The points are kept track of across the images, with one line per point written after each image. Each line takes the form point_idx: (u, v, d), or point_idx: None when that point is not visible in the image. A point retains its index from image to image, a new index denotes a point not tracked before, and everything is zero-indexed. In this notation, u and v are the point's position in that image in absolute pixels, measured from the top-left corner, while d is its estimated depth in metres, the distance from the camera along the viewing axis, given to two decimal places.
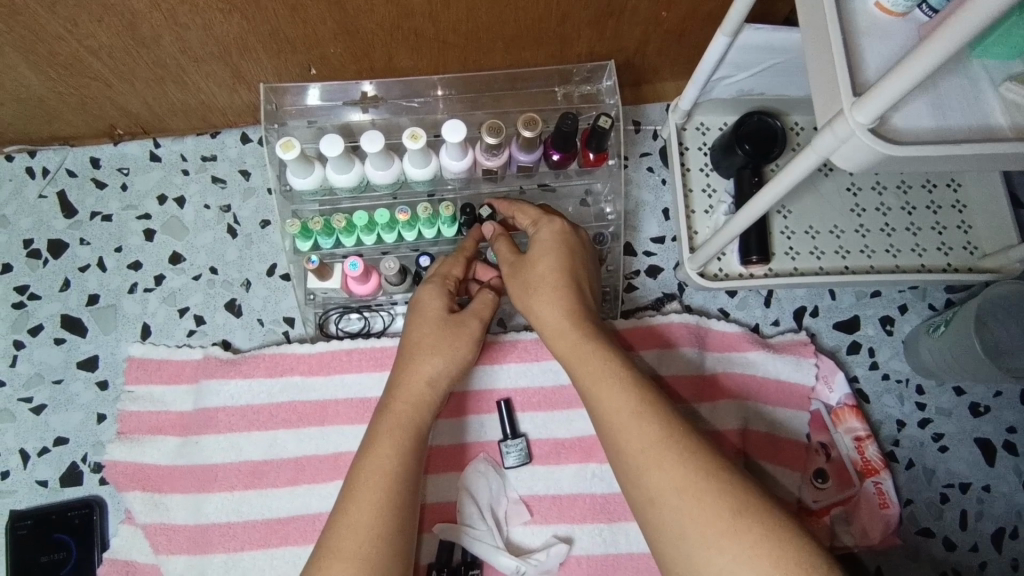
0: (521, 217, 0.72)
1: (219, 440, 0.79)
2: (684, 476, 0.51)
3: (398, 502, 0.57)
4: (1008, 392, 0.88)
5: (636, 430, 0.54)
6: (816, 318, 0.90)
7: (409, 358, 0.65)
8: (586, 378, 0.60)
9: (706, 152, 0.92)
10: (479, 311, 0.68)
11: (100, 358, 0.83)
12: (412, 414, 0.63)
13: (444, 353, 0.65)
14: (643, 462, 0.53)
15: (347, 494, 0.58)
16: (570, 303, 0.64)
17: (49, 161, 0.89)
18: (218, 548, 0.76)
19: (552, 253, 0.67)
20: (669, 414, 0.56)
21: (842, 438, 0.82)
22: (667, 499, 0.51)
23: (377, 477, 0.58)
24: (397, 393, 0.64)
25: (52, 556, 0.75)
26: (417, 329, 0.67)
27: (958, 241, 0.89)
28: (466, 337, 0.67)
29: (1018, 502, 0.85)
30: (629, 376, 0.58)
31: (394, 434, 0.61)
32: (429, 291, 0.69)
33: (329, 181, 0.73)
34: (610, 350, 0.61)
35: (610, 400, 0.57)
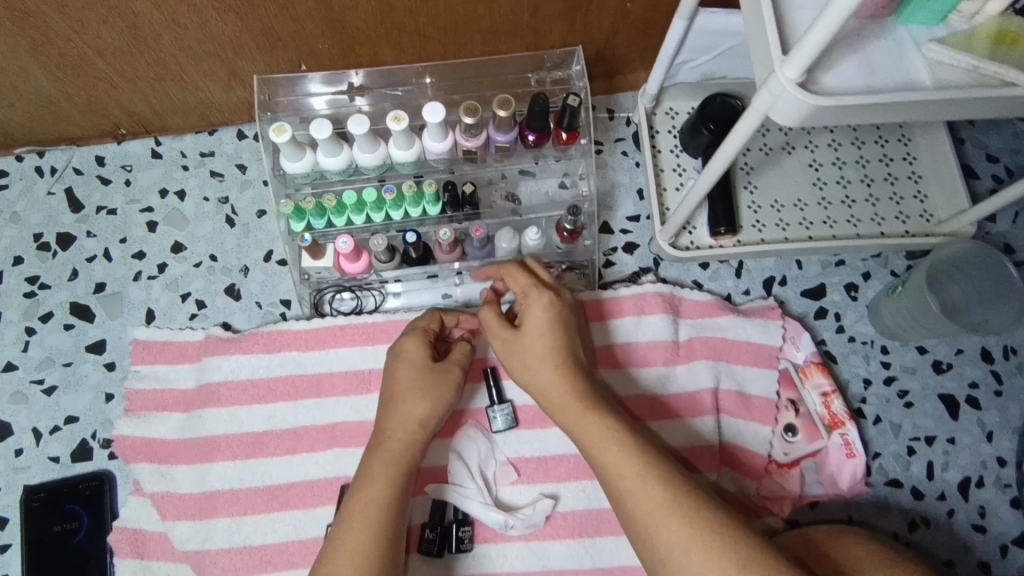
0: (512, 280, 0.78)
1: (222, 412, 0.84)
2: (691, 532, 0.58)
3: (389, 529, 0.64)
4: (969, 350, 0.93)
5: (641, 492, 0.62)
6: (785, 286, 0.95)
7: (401, 402, 0.73)
8: (594, 448, 0.67)
9: (675, 135, 0.97)
10: (458, 360, 0.77)
11: (107, 342, 0.88)
12: (403, 449, 0.70)
13: (430, 398, 0.73)
14: (653, 522, 0.60)
15: (342, 522, 0.64)
16: (568, 377, 0.71)
17: (57, 160, 0.94)
18: (223, 513, 0.80)
19: (546, 330, 0.73)
20: (666, 475, 0.63)
21: (810, 394, 0.87)
22: (679, 556, 0.58)
23: (371, 508, 0.64)
24: (392, 432, 0.71)
25: (65, 526, 0.79)
26: (407, 375, 0.74)
27: (915, 209, 0.95)
28: (449, 381, 0.75)
29: (981, 453, 0.89)
30: (632, 444, 0.66)
31: (387, 471, 0.68)
32: (412, 341, 0.76)
33: (320, 165, 0.78)
34: (614, 419, 0.68)
35: (617, 464, 0.65)
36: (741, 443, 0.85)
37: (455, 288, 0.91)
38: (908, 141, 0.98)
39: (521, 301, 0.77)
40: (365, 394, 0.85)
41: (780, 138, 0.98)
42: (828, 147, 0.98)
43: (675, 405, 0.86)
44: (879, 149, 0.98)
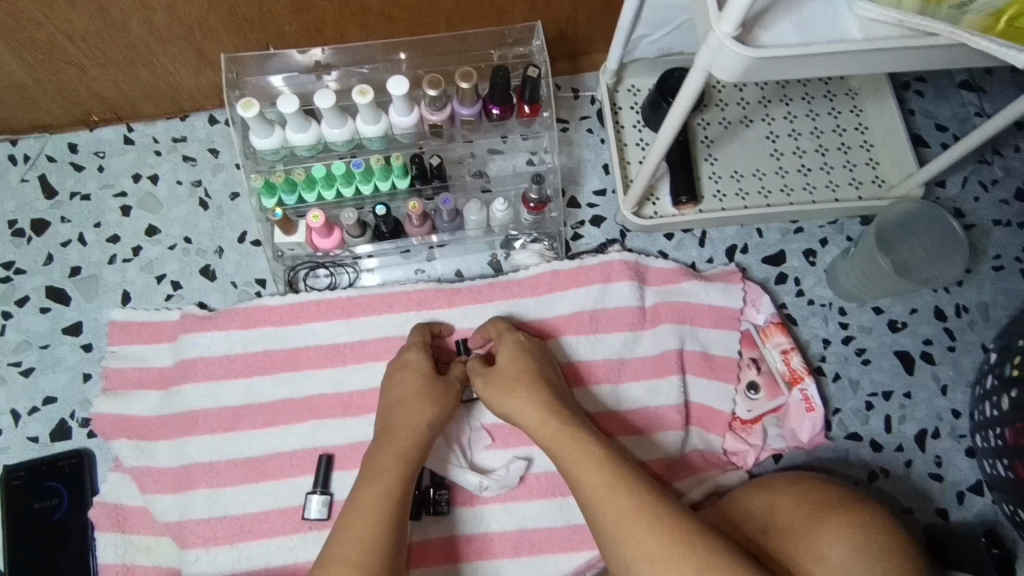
0: (491, 328, 0.85)
1: (199, 388, 0.85)
2: (652, 541, 0.63)
3: (387, 526, 0.68)
4: (923, 309, 0.98)
5: (607, 504, 0.66)
6: (746, 254, 0.99)
7: (405, 408, 0.78)
8: (566, 463, 0.71)
9: (638, 111, 1.01)
10: (457, 376, 0.82)
11: (84, 324, 0.89)
12: (408, 450, 0.74)
13: (430, 405, 0.78)
14: (618, 531, 0.65)
15: (346, 518, 0.68)
16: (543, 398, 0.76)
17: (30, 148, 0.95)
18: (201, 485, 0.82)
19: (521, 359, 0.80)
20: (637, 484, 0.67)
21: (771, 352, 0.90)
22: (640, 564, 0.63)
23: (372, 506, 0.69)
24: (399, 432, 0.75)
25: (46, 503, 0.81)
26: (412, 383, 0.80)
27: (868, 176, 0.99)
28: (448, 394, 0.80)
29: (937, 405, 0.93)
30: (605, 457, 0.70)
31: (392, 469, 0.72)
32: (415, 352, 0.83)
33: (289, 142, 0.80)
34: (587, 435, 0.72)
35: (587, 478, 0.69)
36: (705, 401, 0.88)
37: (425, 263, 0.95)
38: (860, 112, 1.02)
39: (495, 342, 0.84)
40: (341, 366, 0.87)
41: (738, 112, 1.02)
42: (784, 119, 1.02)
43: (644, 368, 0.88)
44: (833, 120, 1.02)
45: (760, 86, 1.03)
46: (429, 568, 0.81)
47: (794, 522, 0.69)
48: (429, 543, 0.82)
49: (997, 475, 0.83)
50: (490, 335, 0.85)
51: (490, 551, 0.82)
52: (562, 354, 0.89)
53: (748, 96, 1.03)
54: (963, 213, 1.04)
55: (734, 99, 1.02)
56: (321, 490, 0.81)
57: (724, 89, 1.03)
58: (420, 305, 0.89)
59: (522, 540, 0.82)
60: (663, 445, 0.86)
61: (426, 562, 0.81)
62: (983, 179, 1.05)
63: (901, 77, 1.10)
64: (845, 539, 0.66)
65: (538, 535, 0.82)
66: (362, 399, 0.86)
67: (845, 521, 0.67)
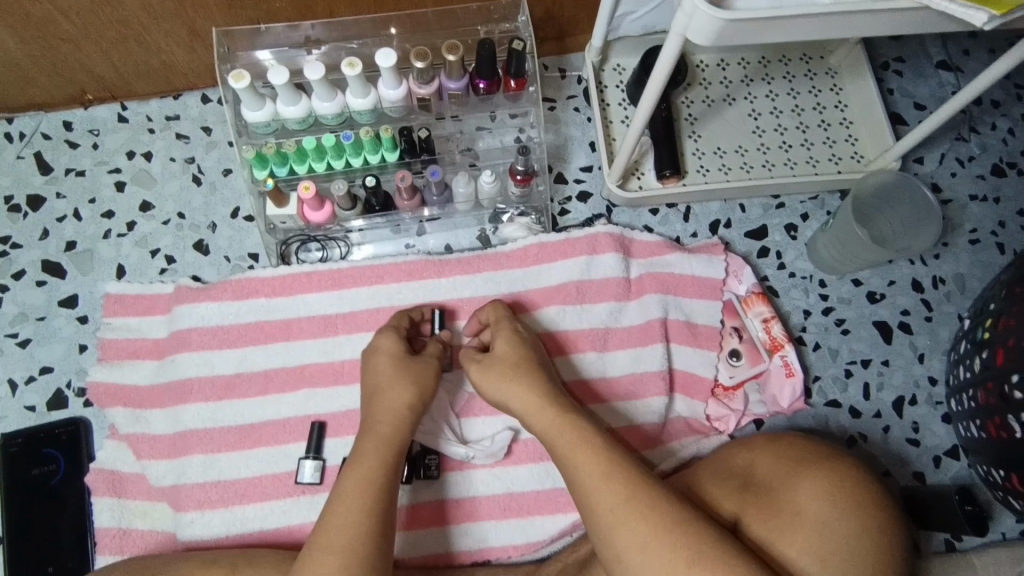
0: (488, 312, 0.85)
1: (193, 357, 0.87)
2: (646, 530, 0.63)
3: (372, 517, 0.67)
4: (901, 281, 1.00)
5: (603, 493, 0.66)
6: (730, 229, 1.01)
7: (385, 393, 0.77)
8: (564, 454, 0.70)
9: (623, 89, 1.03)
10: (433, 353, 0.83)
11: (80, 297, 0.91)
12: (392, 436, 0.74)
13: (409, 384, 0.77)
14: (613, 519, 0.65)
15: (331, 504, 0.68)
16: (537, 385, 0.76)
17: (26, 126, 0.97)
18: (196, 450, 0.83)
19: (515, 347, 0.80)
20: (630, 471, 0.67)
21: (753, 322, 0.93)
22: (634, 553, 0.63)
23: (358, 491, 0.68)
24: (378, 419, 0.75)
25: (43, 469, 0.83)
26: (397, 367, 0.79)
27: (847, 152, 1.01)
28: (426, 372, 0.80)
29: (914, 373, 0.96)
30: (600, 445, 0.70)
31: (378, 451, 0.72)
32: (386, 336, 0.82)
33: (280, 115, 0.82)
34: (588, 425, 0.72)
35: (584, 468, 0.68)
36: (688, 368, 0.90)
37: (416, 237, 0.97)
38: (840, 90, 1.05)
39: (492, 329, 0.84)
40: (333, 336, 0.89)
41: (721, 91, 1.04)
42: (766, 97, 1.04)
43: (629, 337, 0.91)
44: (813, 98, 1.04)
45: (742, 66, 1.06)
46: (420, 531, 0.83)
47: (772, 479, 0.69)
48: (421, 507, 0.84)
49: (972, 436, 0.85)
50: (485, 320, 0.85)
51: (480, 514, 0.84)
52: (548, 324, 0.91)
53: (731, 75, 1.05)
54: (940, 188, 1.07)
55: (717, 79, 1.05)
56: (314, 456, 0.83)
57: (707, 68, 1.05)
58: (410, 277, 0.91)
59: (511, 503, 0.84)
60: (648, 412, 0.88)
61: (418, 525, 0.84)
62: (960, 155, 1.08)
63: (880, 58, 1.13)
64: (823, 493, 0.66)
65: (527, 498, 0.84)
66: (353, 367, 0.88)
67: (820, 475, 0.67)
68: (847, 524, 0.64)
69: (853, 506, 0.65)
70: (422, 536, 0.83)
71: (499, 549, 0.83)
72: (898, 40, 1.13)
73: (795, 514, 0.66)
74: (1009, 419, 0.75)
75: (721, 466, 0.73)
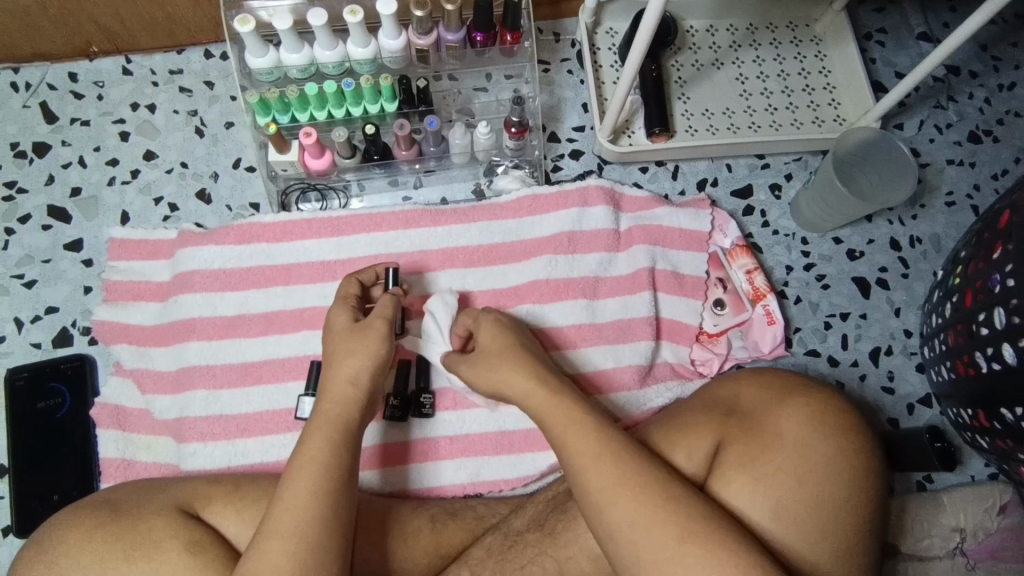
0: (465, 314, 0.86)
1: (196, 298, 0.89)
2: (639, 507, 0.62)
3: (323, 502, 0.64)
4: (879, 240, 1.04)
5: (593, 473, 0.64)
6: (717, 187, 1.05)
7: (338, 364, 0.76)
8: (551, 432, 0.69)
9: (615, 52, 1.06)
10: (381, 312, 0.79)
11: (85, 241, 0.94)
12: (337, 422, 0.71)
13: (359, 353, 0.76)
14: (604, 497, 0.63)
15: (281, 486, 0.66)
16: (528, 366, 0.75)
17: (32, 76, 0.99)
18: (199, 386, 0.86)
19: (500, 337, 0.80)
20: (620, 447, 0.66)
21: (736, 273, 0.97)
22: (626, 531, 0.61)
23: (308, 472, 0.66)
24: (326, 398, 0.73)
25: (49, 402, 0.86)
26: (347, 345, 0.77)
27: (830, 115, 1.05)
28: (372, 334, 0.77)
29: (890, 326, 1.00)
30: (590, 421, 0.68)
31: (325, 428, 0.70)
32: (338, 310, 0.81)
33: (282, 63, 0.85)
34: (575, 402, 0.71)
35: (574, 444, 0.67)
36: (674, 315, 0.94)
37: (413, 190, 1.00)
38: (824, 57, 1.08)
39: (472, 326, 0.84)
40: (332, 281, 0.92)
41: (710, 55, 1.08)
42: (753, 62, 1.08)
43: (618, 286, 0.94)
44: (798, 64, 1.08)
45: (731, 32, 1.09)
46: (395, 468, 0.87)
47: (756, 406, 0.71)
48: (405, 444, 0.88)
49: (943, 380, 0.89)
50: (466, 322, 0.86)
51: (472, 451, 0.88)
52: (540, 273, 0.94)
53: (720, 41, 1.09)
54: (919, 153, 1.11)
55: (706, 44, 1.08)
56: (312, 393, 0.85)
57: (697, 33, 1.09)
58: (406, 225, 0.94)
59: (502, 441, 0.88)
60: (636, 356, 0.91)
61: (393, 462, 0.87)
62: (939, 122, 1.12)
63: (864, 29, 1.17)
64: (802, 416, 0.68)
65: (517, 436, 0.88)
66: None
67: (794, 412, 0.69)
68: (825, 454, 0.66)
69: (828, 434, 0.67)
70: (396, 472, 0.87)
71: (490, 483, 0.87)
72: (881, 12, 1.18)
73: (777, 455, 0.67)
74: (975, 356, 0.79)
75: (686, 418, 0.72)
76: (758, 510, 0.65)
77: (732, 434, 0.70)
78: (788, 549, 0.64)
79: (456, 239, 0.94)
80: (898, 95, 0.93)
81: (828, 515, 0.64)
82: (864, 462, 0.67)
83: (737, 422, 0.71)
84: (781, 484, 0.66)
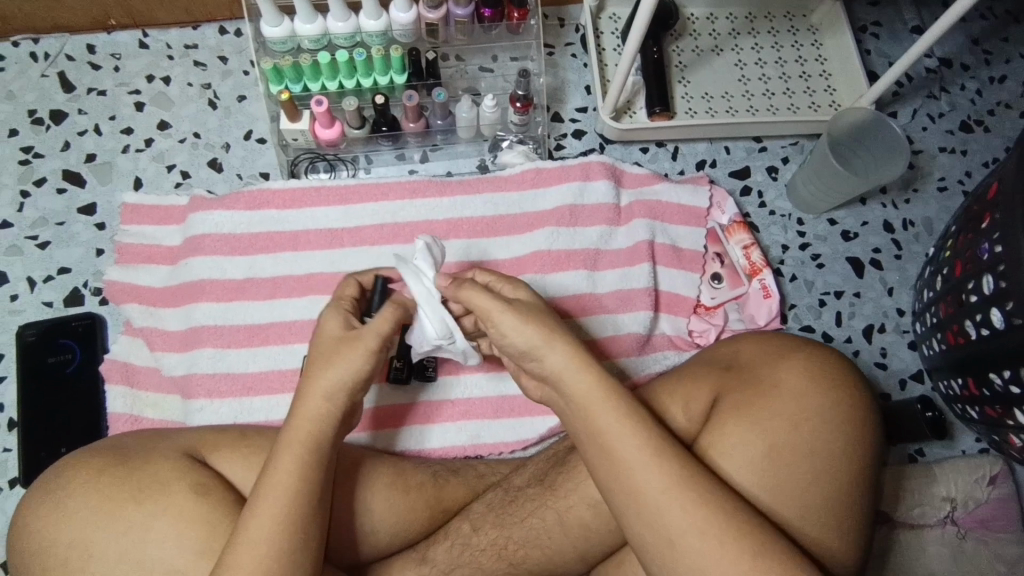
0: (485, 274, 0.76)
1: (206, 261, 0.91)
2: (705, 519, 0.59)
3: (294, 534, 0.62)
4: (874, 222, 1.07)
5: (651, 475, 0.61)
6: (715, 168, 1.08)
7: (319, 370, 0.67)
8: (594, 429, 0.64)
9: (618, 36, 1.09)
10: (376, 329, 0.67)
11: (98, 205, 0.96)
12: (307, 443, 0.65)
13: (342, 365, 0.66)
14: (662, 502, 0.60)
15: (246, 512, 0.63)
16: (571, 344, 0.67)
17: (50, 47, 1.02)
18: (207, 344, 0.88)
19: (537, 308, 0.71)
20: (672, 446, 0.63)
21: (734, 248, 1.00)
22: (691, 540, 0.59)
23: (275, 500, 0.62)
24: (301, 415, 0.66)
25: (58, 358, 0.88)
26: (331, 360, 0.67)
27: (825, 101, 1.08)
28: (360, 350, 0.67)
29: (883, 305, 1.03)
30: (636, 412, 0.64)
31: (295, 451, 0.64)
32: (330, 315, 0.70)
33: (296, 33, 0.88)
34: (615, 389, 0.65)
35: (627, 442, 0.62)
36: (672, 287, 0.97)
37: (419, 164, 1.03)
38: (820, 46, 1.12)
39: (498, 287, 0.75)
40: (339, 249, 0.94)
41: (710, 42, 1.11)
42: (752, 49, 1.11)
43: (617, 259, 0.96)
44: (795, 52, 1.11)
45: (730, 20, 1.12)
46: (384, 431, 0.89)
47: (753, 365, 0.73)
48: (394, 408, 0.90)
49: (934, 353, 0.91)
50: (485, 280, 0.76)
51: (472, 414, 0.90)
52: (542, 244, 0.96)
53: (720, 28, 1.12)
54: (913, 141, 1.14)
55: (706, 31, 1.12)
56: None
57: (698, 21, 1.12)
58: (412, 195, 0.97)
59: (503, 404, 0.90)
60: (634, 325, 0.94)
61: (382, 425, 0.89)
62: (932, 112, 1.15)
63: (859, 22, 1.20)
64: (801, 370, 0.70)
65: (518, 400, 0.91)
66: None
67: (793, 367, 0.70)
68: (825, 407, 0.68)
69: (827, 387, 0.69)
70: (381, 435, 0.89)
71: (490, 445, 0.89)
72: (876, 6, 1.21)
73: (780, 416, 0.67)
74: (964, 324, 0.82)
75: (679, 384, 0.73)
76: (769, 481, 0.65)
77: (737, 398, 0.70)
78: (796, 508, 0.65)
79: (460, 211, 0.97)
80: (915, 55, 0.93)
81: (825, 467, 0.66)
82: (862, 411, 0.68)
83: (732, 384, 0.72)
84: (785, 444, 0.66)
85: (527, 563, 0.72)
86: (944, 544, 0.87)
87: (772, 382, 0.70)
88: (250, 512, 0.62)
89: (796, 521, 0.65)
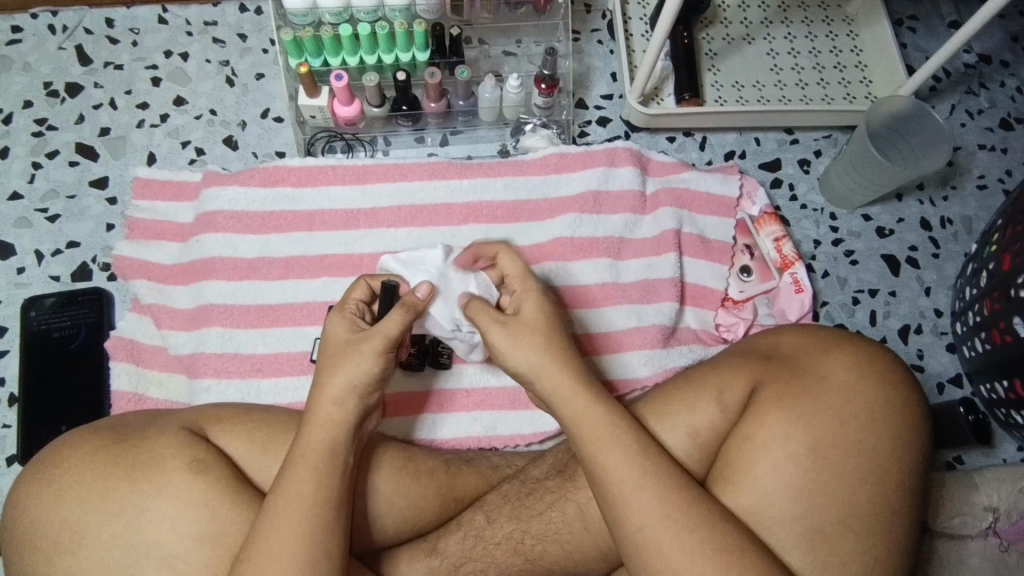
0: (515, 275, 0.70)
1: (218, 238, 0.88)
2: (686, 562, 0.55)
3: (320, 539, 0.58)
4: (910, 219, 1.02)
5: (636, 507, 0.57)
6: (745, 160, 1.04)
7: (332, 371, 0.65)
8: (583, 454, 0.61)
9: (646, 21, 1.06)
10: (386, 330, 0.66)
11: (110, 178, 0.94)
12: (322, 453, 0.61)
13: (350, 368, 0.64)
14: (642, 541, 0.57)
15: (260, 524, 0.59)
16: (569, 363, 0.65)
17: (69, 20, 1.00)
18: (216, 323, 0.85)
19: (545, 319, 0.67)
20: (665, 476, 0.59)
21: (764, 241, 0.96)
22: None
23: (300, 506, 0.59)
24: (310, 426, 0.63)
25: (63, 333, 0.86)
26: (340, 365, 0.64)
27: (860, 93, 1.04)
28: (362, 353, 0.65)
29: (920, 305, 0.98)
30: (627, 441, 0.60)
31: (309, 460, 0.61)
32: (335, 321, 0.69)
33: (318, 4, 0.85)
34: (609, 407, 0.62)
35: (613, 469, 0.59)
36: (698, 278, 0.93)
37: (438, 147, 1.00)
38: (856, 37, 1.08)
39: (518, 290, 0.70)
40: (353, 229, 0.91)
41: (741, 30, 1.07)
42: (784, 39, 1.07)
43: (643, 248, 0.92)
44: (830, 43, 1.07)
45: (763, 9, 1.09)
46: (397, 418, 0.85)
47: (794, 357, 0.68)
48: (407, 396, 0.86)
49: (976, 355, 0.86)
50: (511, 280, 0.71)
51: (487, 404, 0.86)
52: (563, 231, 0.92)
53: (751, 17, 1.08)
54: None
55: (737, 18, 1.08)
56: None
57: (729, 8, 1.09)
58: (431, 176, 0.93)
59: (520, 396, 0.87)
60: (658, 317, 0.90)
61: (395, 413, 0.85)
62: (970, 108, 1.11)
63: (895, 15, 1.16)
64: (845, 366, 0.65)
65: None
66: (371, 261, 0.90)
67: (839, 361, 0.66)
68: (869, 404, 0.63)
69: (875, 382, 0.64)
70: (395, 424, 0.85)
71: (506, 438, 0.86)
72: None
73: (824, 412, 0.63)
74: (1013, 322, 0.77)
75: (709, 376, 0.68)
76: (796, 490, 0.61)
77: (764, 395, 0.65)
78: (833, 508, 0.60)
79: (478, 193, 0.93)
80: (956, 44, 0.88)
81: (870, 466, 0.61)
82: (911, 412, 0.63)
83: (771, 373, 0.67)
84: (827, 441, 0.62)
85: (545, 559, 0.68)
86: (985, 557, 0.82)
87: (815, 376, 0.65)
88: (269, 522, 0.58)
89: (833, 526, 0.60)
